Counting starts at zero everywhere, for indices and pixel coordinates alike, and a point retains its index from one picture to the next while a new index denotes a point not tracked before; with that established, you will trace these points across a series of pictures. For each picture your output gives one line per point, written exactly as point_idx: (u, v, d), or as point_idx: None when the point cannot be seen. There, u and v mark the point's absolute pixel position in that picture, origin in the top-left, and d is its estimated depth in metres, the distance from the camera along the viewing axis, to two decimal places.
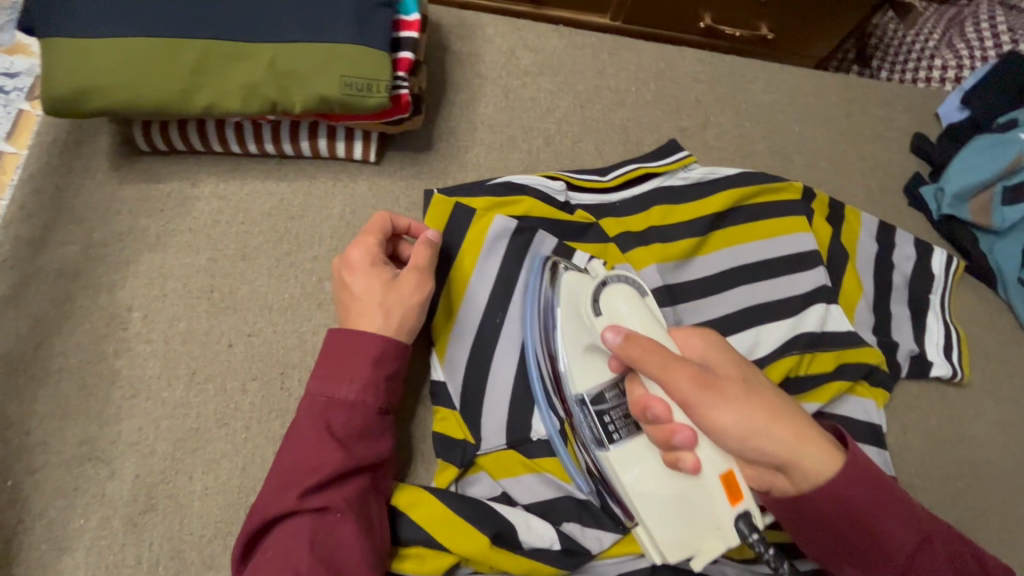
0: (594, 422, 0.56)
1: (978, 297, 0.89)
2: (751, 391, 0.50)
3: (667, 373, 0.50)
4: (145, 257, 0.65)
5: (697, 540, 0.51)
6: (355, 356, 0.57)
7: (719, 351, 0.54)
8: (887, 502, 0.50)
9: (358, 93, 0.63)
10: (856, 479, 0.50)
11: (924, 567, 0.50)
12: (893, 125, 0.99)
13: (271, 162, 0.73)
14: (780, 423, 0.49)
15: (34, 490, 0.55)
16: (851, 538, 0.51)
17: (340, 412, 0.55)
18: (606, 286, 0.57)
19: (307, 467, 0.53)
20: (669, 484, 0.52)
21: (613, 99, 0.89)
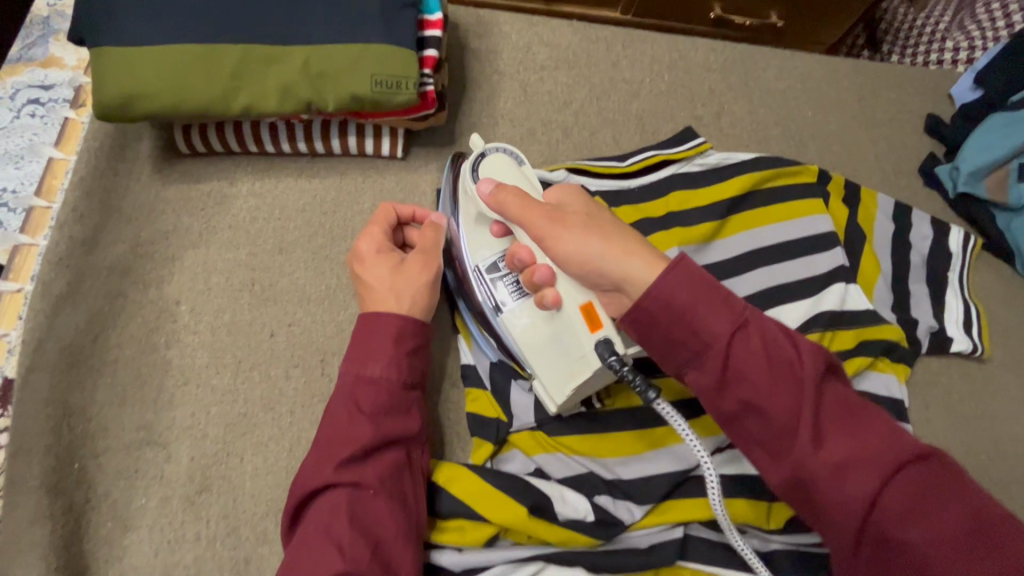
0: (489, 289, 0.65)
1: (996, 274, 0.90)
2: (592, 221, 0.56)
3: (523, 214, 0.57)
4: (190, 253, 0.69)
5: (569, 372, 0.59)
6: (380, 336, 0.60)
7: (578, 196, 0.59)
8: (709, 290, 0.48)
9: (387, 90, 0.65)
10: (682, 276, 0.48)
11: (744, 357, 0.47)
12: (906, 107, 1.00)
13: (303, 161, 0.76)
14: (613, 244, 0.53)
15: (98, 472, 0.58)
16: (679, 334, 0.48)
17: (367, 389, 0.58)
18: (483, 156, 0.64)
19: (341, 441, 0.55)
20: (544, 327, 0.61)
21: (628, 90, 0.91)
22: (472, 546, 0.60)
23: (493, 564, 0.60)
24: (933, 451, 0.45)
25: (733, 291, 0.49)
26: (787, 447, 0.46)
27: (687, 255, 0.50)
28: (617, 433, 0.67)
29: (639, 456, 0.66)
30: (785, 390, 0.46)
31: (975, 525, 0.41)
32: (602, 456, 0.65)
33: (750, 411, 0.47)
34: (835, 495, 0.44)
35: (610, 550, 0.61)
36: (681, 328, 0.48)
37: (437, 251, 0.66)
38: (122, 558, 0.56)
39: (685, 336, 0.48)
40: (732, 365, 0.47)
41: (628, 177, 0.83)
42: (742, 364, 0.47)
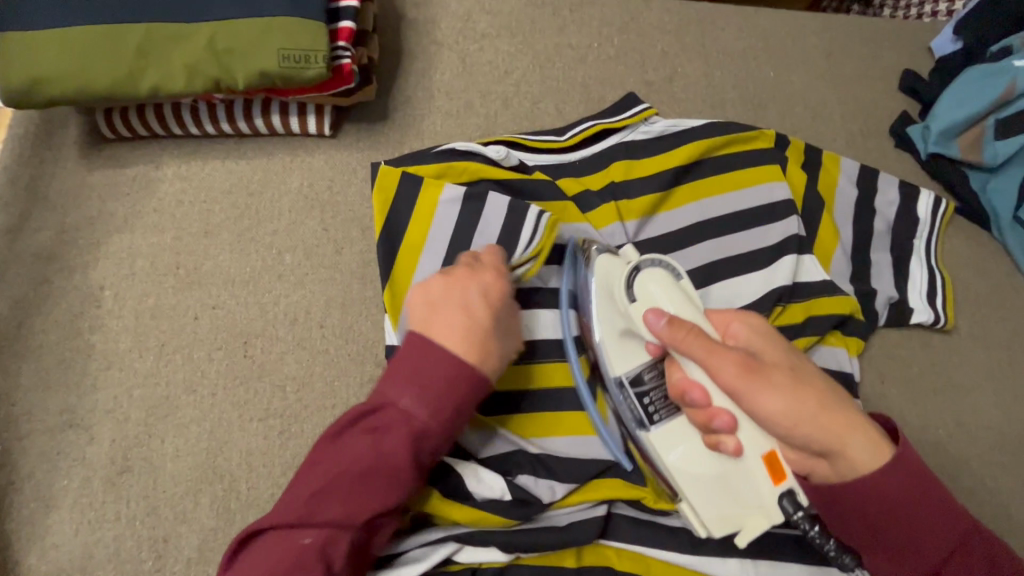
0: (633, 404, 0.59)
1: (969, 240, 0.84)
2: (798, 377, 0.55)
3: (715, 358, 0.53)
4: (115, 238, 0.69)
5: (743, 517, 0.54)
6: (460, 394, 0.53)
7: (764, 338, 0.57)
8: (938, 504, 0.54)
9: (295, 65, 0.64)
10: (908, 479, 0.53)
11: (964, 570, 0.54)
12: (879, 63, 0.93)
13: (231, 142, 0.75)
14: (831, 415, 0.54)
15: (22, 454, 0.60)
16: (887, 530, 0.54)
17: (427, 447, 0.52)
18: (640, 270, 0.59)
19: (373, 493, 0.51)
20: (714, 464, 0.55)
21: (574, 57, 0.87)
22: None
23: (410, 549, 0.59)
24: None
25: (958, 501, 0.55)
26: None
27: (911, 451, 0.54)
28: (546, 412, 0.66)
29: (571, 435, 0.66)
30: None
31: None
32: (531, 435, 0.65)
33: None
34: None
35: (527, 529, 0.60)
36: (893, 529, 0.54)
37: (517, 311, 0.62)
38: (44, 536, 0.58)
39: (894, 535, 0.54)
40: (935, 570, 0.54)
41: (569, 151, 0.79)
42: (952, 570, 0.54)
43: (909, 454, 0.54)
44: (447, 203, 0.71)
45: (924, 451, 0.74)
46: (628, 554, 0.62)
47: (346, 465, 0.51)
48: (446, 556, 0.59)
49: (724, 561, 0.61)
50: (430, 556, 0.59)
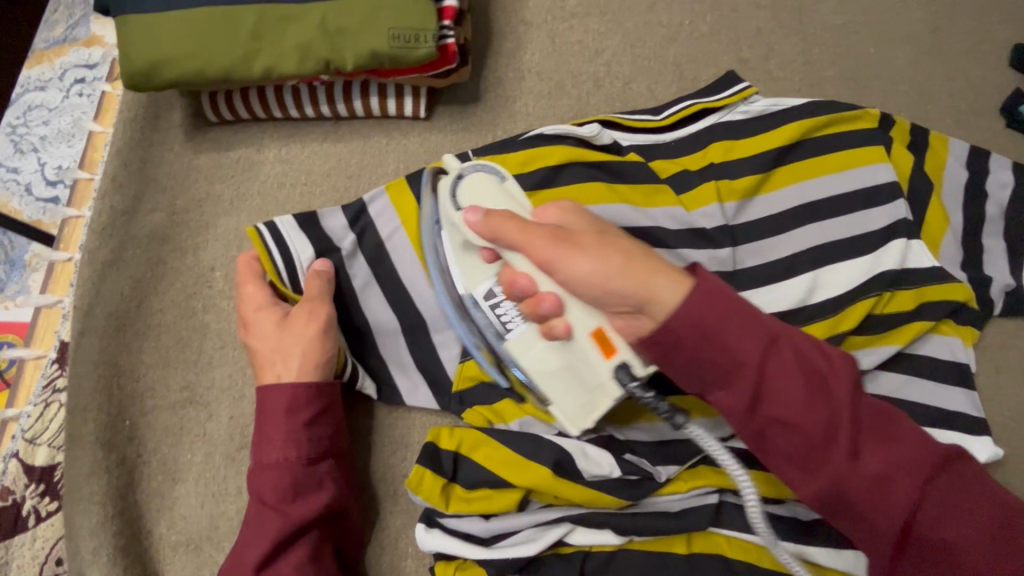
0: (490, 319, 0.58)
1: None
2: (610, 238, 0.50)
3: (525, 230, 0.50)
4: (222, 220, 0.70)
5: (591, 401, 0.53)
6: (273, 416, 0.56)
7: (576, 215, 0.54)
8: (738, 312, 0.46)
9: (405, 45, 0.63)
10: (715, 297, 0.47)
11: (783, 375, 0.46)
12: (989, 38, 0.88)
13: (328, 125, 0.75)
14: (642, 262, 0.48)
15: (148, 429, 0.62)
16: (713, 357, 0.46)
17: (268, 479, 0.54)
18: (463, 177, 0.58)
19: (262, 533, 0.53)
20: (554, 356, 0.54)
21: (666, 35, 0.85)
22: (499, 512, 0.59)
23: (520, 529, 0.59)
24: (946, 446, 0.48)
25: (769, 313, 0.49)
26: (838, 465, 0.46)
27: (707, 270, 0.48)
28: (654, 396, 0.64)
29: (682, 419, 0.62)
30: (820, 409, 0.46)
31: (1003, 519, 0.45)
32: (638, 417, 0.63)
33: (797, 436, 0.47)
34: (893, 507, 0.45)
35: (638, 512, 0.60)
36: (714, 351, 0.46)
37: (326, 296, 0.61)
38: (172, 508, 0.60)
39: (717, 360, 0.46)
40: (769, 387, 0.46)
41: (665, 131, 0.77)
42: (780, 387, 0.46)
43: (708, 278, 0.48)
44: (283, 226, 0.64)
45: None
46: (739, 543, 0.60)
47: (251, 519, 0.54)
48: (559, 537, 0.59)
49: (839, 552, 0.59)
50: (546, 537, 0.58)
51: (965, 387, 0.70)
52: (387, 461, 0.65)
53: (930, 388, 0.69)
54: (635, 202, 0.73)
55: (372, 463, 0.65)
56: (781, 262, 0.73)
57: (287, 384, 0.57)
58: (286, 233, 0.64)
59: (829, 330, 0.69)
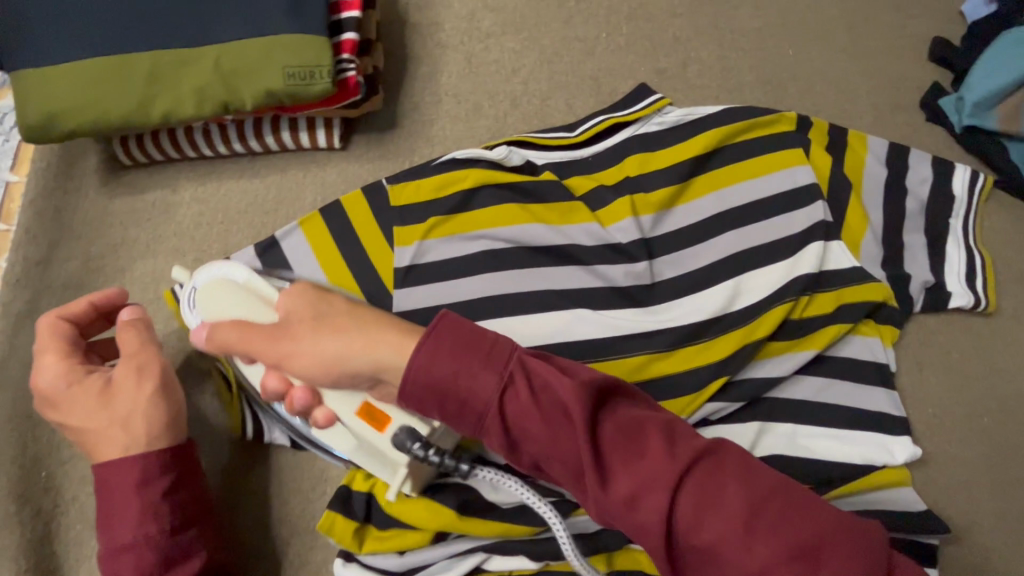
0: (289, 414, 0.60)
1: (1010, 215, 0.80)
2: (321, 322, 0.51)
3: (248, 344, 0.52)
4: (139, 264, 0.71)
5: (388, 466, 0.55)
6: (122, 492, 0.54)
7: (305, 298, 0.53)
8: (465, 351, 0.44)
9: (300, 82, 0.63)
10: (438, 346, 0.44)
11: (521, 408, 0.43)
12: (907, 32, 0.88)
13: (243, 161, 0.76)
14: (361, 340, 0.50)
15: (65, 479, 0.62)
16: (452, 405, 0.44)
17: (127, 559, 0.52)
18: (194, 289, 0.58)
19: None
20: (345, 439, 0.55)
21: (582, 50, 0.85)
22: (414, 547, 0.60)
23: (437, 560, 0.60)
24: (713, 440, 0.44)
25: (505, 340, 0.45)
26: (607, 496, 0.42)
27: (449, 314, 0.46)
28: None
29: None
30: (569, 437, 0.43)
31: (756, 510, 0.40)
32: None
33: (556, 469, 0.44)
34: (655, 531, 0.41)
35: (554, 536, 0.60)
36: (453, 400, 0.44)
37: (149, 349, 0.58)
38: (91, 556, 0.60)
39: (459, 407, 0.44)
40: (512, 424, 0.44)
41: (580, 147, 0.77)
42: (521, 424, 0.44)
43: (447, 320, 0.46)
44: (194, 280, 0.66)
45: (966, 440, 0.71)
46: None
47: None
48: (475, 566, 0.60)
49: None
50: (461, 566, 0.60)
51: (886, 387, 0.71)
52: (308, 497, 0.66)
53: (851, 391, 0.70)
54: (552, 220, 0.73)
55: (292, 500, 0.66)
56: (700, 272, 0.73)
57: (132, 453, 0.55)
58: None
59: (748, 337, 0.69)
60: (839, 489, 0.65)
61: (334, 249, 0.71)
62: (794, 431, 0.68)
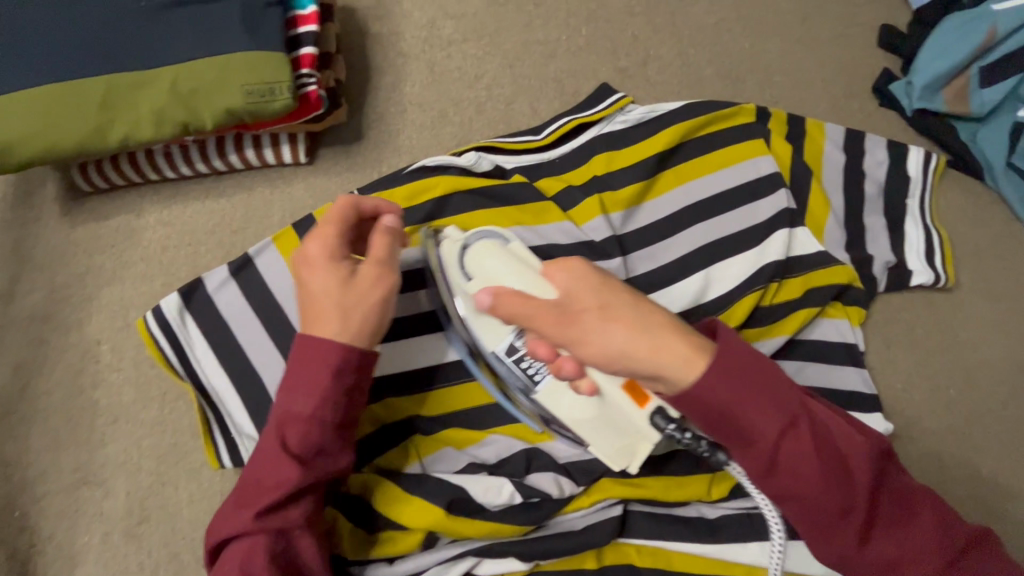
0: (515, 372, 0.58)
1: (964, 192, 0.83)
2: (609, 310, 0.51)
3: (532, 318, 0.52)
4: (105, 292, 0.69)
5: (630, 441, 0.55)
6: (316, 366, 0.53)
7: (584, 276, 0.53)
8: (766, 384, 0.48)
9: (261, 99, 0.63)
10: (728, 372, 0.48)
11: (798, 453, 0.48)
12: (856, 21, 0.91)
13: (208, 181, 0.75)
14: (644, 343, 0.49)
15: (41, 516, 0.61)
16: (725, 430, 0.48)
17: (296, 429, 0.53)
18: (466, 248, 0.58)
19: (265, 486, 0.52)
20: (587, 409, 0.55)
21: (544, 53, 0.86)
22: (403, 554, 0.60)
23: (427, 567, 0.60)
24: (983, 530, 0.53)
25: (786, 378, 0.50)
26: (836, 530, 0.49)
27: (730, 337, 0.50)
28: None
29: None
30: (831, 483, 0.48)
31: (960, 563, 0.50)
32: (536, 439, 0.65)
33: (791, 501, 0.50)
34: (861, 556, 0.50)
35: (542, 535, 0.61)
36: (729, 427, 0.48)
37: (393, 261, 0.57)
38: None
39: (731, 435, 0.48)
40: (782, 461, 0.48)
41: (547, 149, 0.78)
42: (793, 463, 0.48)
43: (727, 340, 0.50)
44: (168, 309, 0.66)
45: (934, 412, 0.74)
46: (648, 550, 0.62)
47: (249, 472, 0.53)
48: (465, 571, 0.60)
49: (745, 545, 0.61)
50: (450, 571, 0.59)
51: (856, 366, 0.73)
52: None
53: (823, 372, 0.72)
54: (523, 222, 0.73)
55: None
56: (671, 266, 0.74)
57: (340, 342, 0.53)
58: (171, 319, 0.66)
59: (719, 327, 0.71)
60: None
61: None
62: None
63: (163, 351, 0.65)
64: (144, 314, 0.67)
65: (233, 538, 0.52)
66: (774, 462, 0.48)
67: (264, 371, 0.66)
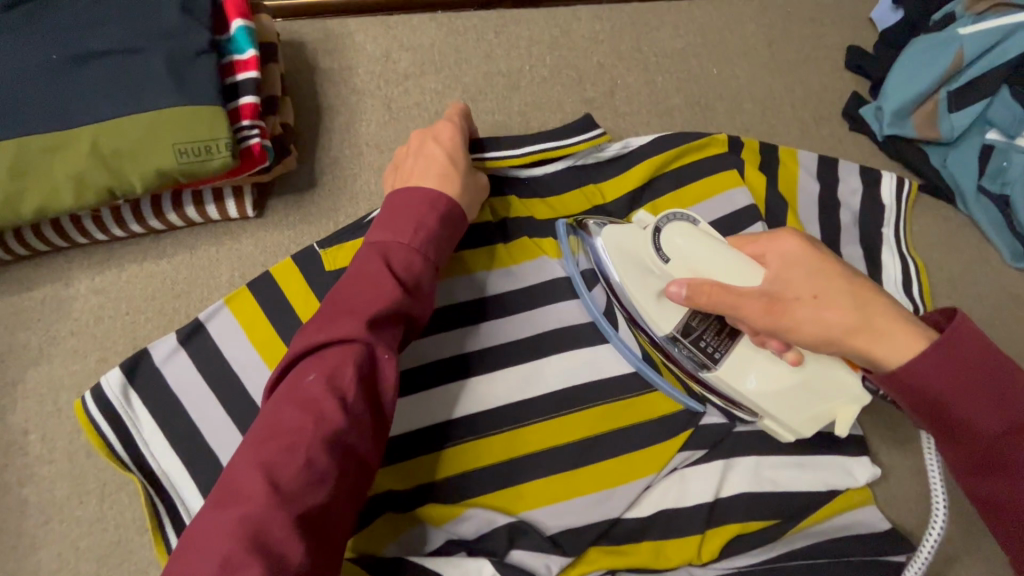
0: (693, 352, 0.63)
1: (935, 217, 0.83)
2: (822, 302, 0.52)
3: (735, 308, 0.54)
4: (31, 373, 0.62)
5: (833, 411, 0.60)
6: (415, 208, 0.55)
7: (797, 255, 0.54)
8: (984, 382, 0.47)
9: (196, 158, 0.57)
10: (952, 365, 0.47)
11: (1016, 454, 0.46)
12: (822, 42, 0.90)
13: (147, 242, 0.68)
14: (857, 333, 0.51)
15: None
16: (931, 416, 0.49)
17: (400, 256, 0.53)
18: (660, 231, 0.60)
19: (367, 299, 0.49)
20: (785, 379, 0.60)
21: (507, 84, 0.82)
22: None
23: None
24: None
25: (1023, 379, 0.47)
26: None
27: (966, 326, 0.48)
28: (533, 481, 0.62)
29: (560, 501, 0.61)
30: None
31: None
32: (517, 509, 0.60)
33: (999, 495, 0.47)
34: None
35: None
36: (937, 417, 0.48)
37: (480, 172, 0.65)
38: None
39: (940, 423, 0.49)
40: (993, 458, 0.47)
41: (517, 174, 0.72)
42: (1005, 463, 0.47)
43: (960, 328, 0.48)
44: (106, 389, 0.60)
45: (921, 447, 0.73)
46: None
47: (346, 295, 0.50)
48: None
49: None
50: None
51: None
52: None
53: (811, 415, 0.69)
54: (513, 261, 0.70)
55: None
56: None
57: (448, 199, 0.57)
58: (111, 400, 0.60)
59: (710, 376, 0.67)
60: (805, 521, 0.64)
61: (265, 323, 0.64)
62: (758, 465, 0.66)
63: (102, 437, 0.59)
64: (81, 395, 0.61)
65: (321, 351, 0.46)
66: (976, 446, 0.47)
67: (221, 451, 0.60)
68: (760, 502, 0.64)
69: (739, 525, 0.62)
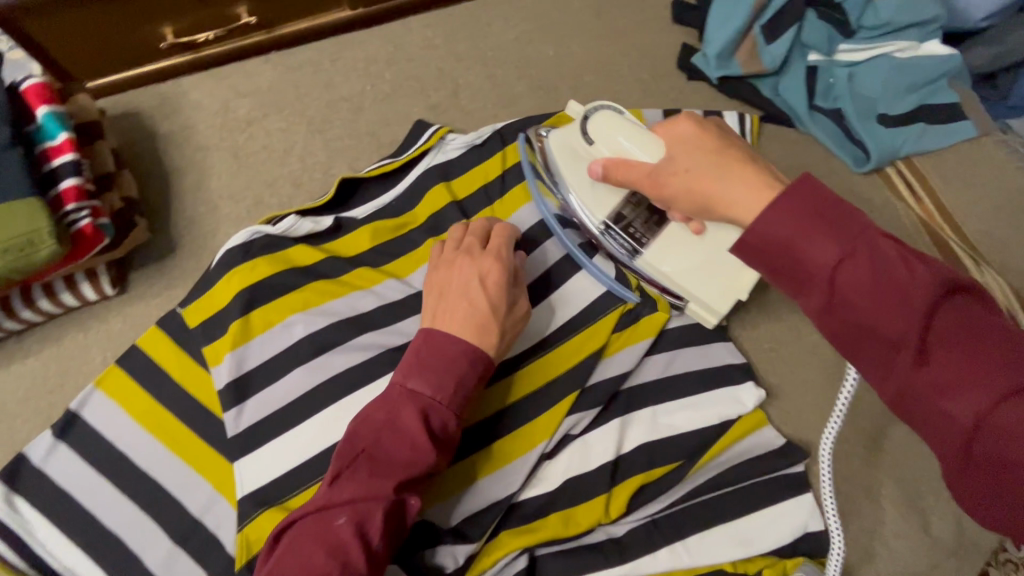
0: (620, 238, 0.70)
1: (783, 143, 0.86)
2: (692, 175, 0.56)
3: (634, 181, 0.63)
4: None
5: (737, 277, 0.69)
6: (446, 361, 0.54)
7: (684, 139, 0.58)
8: (824, 216, 0.44)
9: (21, 253, 0.57)
10: (792, 204, 0.45)
11: (855, 279, 0.43)
12: (647, 4, 0.94)
13: (11, 345, 0.68)
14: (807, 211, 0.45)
15: None
16: (782, 264, 0.46)
17: (436, 414, 0.52)
18: (588, 118, 0.69)
19: (401, 460, 0.50)
20: (695, 254, 0.69)
21: (350, 108, 0.83)
22: None
23: None
24: None
25: (861, 216, 0.44)
26: (892, 362, 0.43)
27: (806, 182, 0.46)
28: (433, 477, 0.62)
29: (466, 490, 0.62)
30: (907, 310, 0.41)
31: None
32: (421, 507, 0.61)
33: (865, 336, 0.44)
34: (920, 391, 0.41)
35: None
36: (782, 262, 0.46)
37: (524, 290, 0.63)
38: None
39: (785, 270, 0.46)
40: (839, 291, 0.43)
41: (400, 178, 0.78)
42: (850, 290, 0.43)
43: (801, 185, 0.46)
44: None
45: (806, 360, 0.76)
46: None
47: (376, 444, 0.50)
48: None
49: (656, 554, 0.62)
50: None
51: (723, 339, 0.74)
52: None
53: (697, 355, 0.72)
54: (363, 286, 0.70)
55: None
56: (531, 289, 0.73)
57: (479, 356, 0.55)
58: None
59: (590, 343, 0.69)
60: (704, 457, 0.66)
61: (143, 396, 0.65)
62: (654, 414, 0.68)
63: None
64: None
65: (344, 502, 0.48)
66: (833, 293, 0.44)
67: (125, 530, 0.61)
68: (661, 446, 0.67)
69: (643, 475, 0.65)
